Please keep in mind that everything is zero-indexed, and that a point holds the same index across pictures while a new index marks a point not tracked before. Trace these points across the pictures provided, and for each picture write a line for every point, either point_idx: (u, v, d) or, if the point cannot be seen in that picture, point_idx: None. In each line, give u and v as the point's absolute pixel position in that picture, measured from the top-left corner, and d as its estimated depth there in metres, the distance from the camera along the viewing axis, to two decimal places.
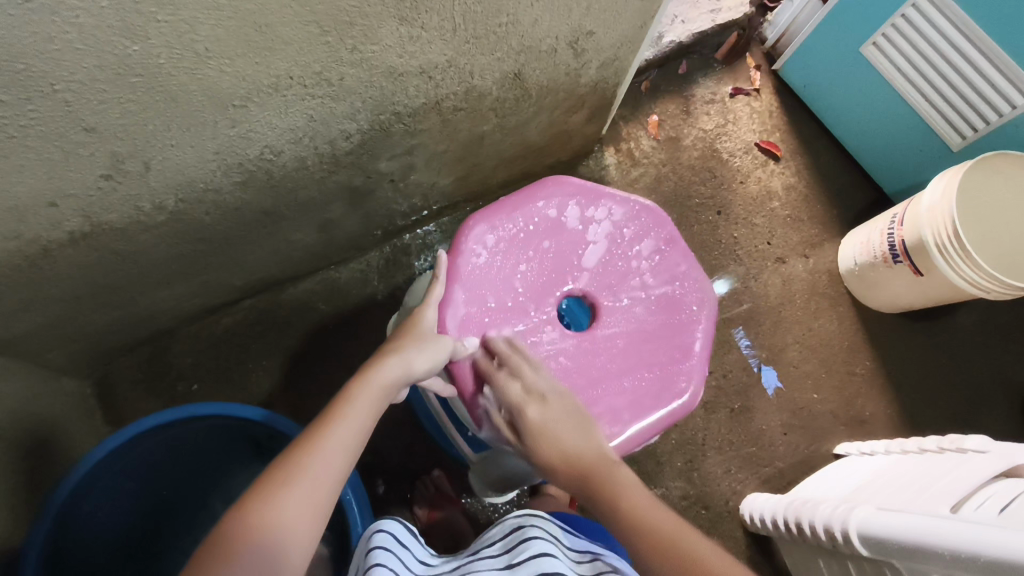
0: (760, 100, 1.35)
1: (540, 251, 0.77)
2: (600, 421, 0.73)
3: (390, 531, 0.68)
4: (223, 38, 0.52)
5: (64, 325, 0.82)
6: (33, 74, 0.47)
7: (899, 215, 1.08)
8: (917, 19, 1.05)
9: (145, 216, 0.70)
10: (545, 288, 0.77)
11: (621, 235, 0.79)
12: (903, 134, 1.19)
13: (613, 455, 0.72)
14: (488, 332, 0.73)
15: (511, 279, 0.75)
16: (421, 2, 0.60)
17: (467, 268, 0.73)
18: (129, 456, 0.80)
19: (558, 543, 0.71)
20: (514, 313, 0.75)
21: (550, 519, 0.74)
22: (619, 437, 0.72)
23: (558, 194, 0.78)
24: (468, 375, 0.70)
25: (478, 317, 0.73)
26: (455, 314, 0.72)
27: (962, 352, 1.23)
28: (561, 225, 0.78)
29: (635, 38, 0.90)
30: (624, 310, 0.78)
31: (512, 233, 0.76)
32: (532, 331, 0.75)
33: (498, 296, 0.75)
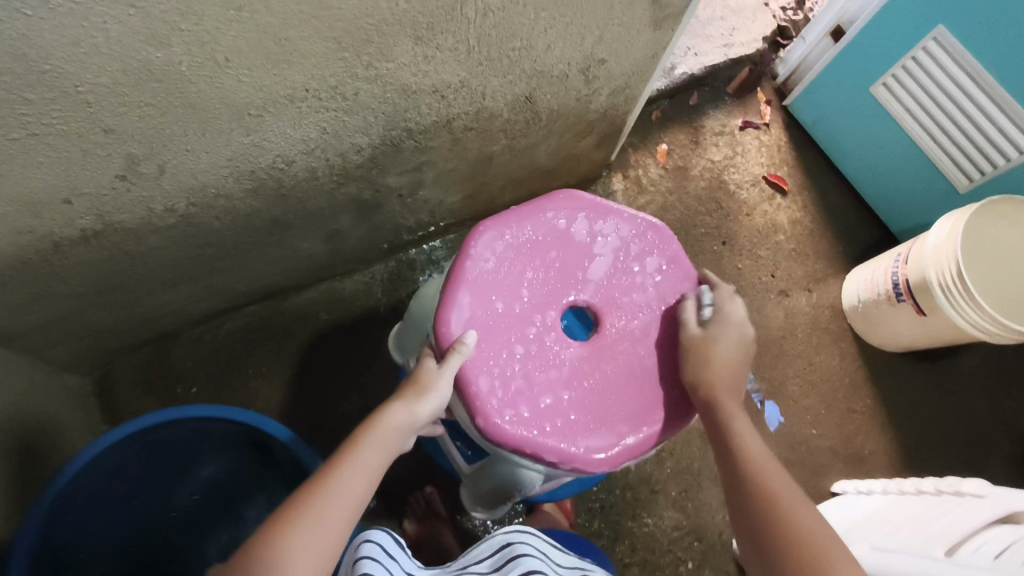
0: (769, 134, 1.36)
1: (547, 259, 0.77)
2: (599, 432, 0.72)
3: (381, 538, 0.68)
4: (243, 49, 0.54)
5: (69, 321, 0.83)
6: (58, 75, 0.48)
7: (903, 254, 1.08)
8: (927, 62, 1.06)
9: (156, 218, 0.71)
10: (550, 296, 0.76)
11: (628, 249, 0.79)
12: (911, 174, 1.20)
13: (607, 466, 0.71)
14: (491, 335, 0.73)
15: (517, 285, 0.75)
16: (437, 24, 0.62)
17: (473, 271, 0.74)
18: (125, 454, 0.80)
19: (549, 560, 0.71)
20: (518, 319, 0.74)
21: (539, 535, 0.74)
22: (614, 448, 0.71)
23: (567, 206, 0.78)
24: (470, 378, 0.70)
25: (482, 321, 0.73)
26: (460, 316, 0.72)
27: (964, 395, 1.22)
28: (569, 235, 0.78)
29: (645, 68, 0.92)
30: (628, 323, 0.77)
31: (520, 241, 0.76)
32: (535, 337, 0.74)
33: (503, 300, 0.75)
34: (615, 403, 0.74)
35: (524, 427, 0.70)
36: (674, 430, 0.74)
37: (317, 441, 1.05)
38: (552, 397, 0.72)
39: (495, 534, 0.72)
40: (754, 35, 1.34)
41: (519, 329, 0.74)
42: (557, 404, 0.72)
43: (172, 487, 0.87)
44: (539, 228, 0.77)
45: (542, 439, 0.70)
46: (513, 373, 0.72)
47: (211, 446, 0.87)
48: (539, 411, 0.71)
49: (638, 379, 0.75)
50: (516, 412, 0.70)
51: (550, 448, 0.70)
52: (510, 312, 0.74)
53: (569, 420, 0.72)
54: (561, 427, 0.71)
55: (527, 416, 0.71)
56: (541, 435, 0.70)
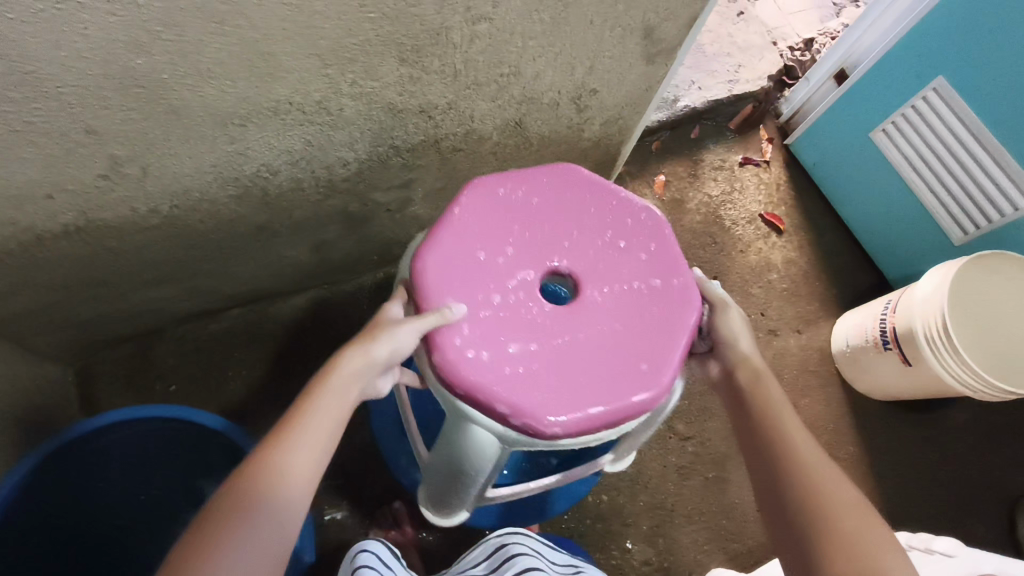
0: (769, 173, 1.36)
1: (532, 214, 0.72)
2: (561, 395, 0.62)
3: (376, 550, 0.73)
4: (226, 61, 0.55)
5: (51, 312, 0.84)
6: (40, 77, 0.50)
7: (893, 301, 1.07)
8: (926, 112, 1.06)
9: (139, 217, 0.72)
10: (529, 250, 0.69)
11: (620, 218, 0.73)
12: (906, 223, 1.20)
13: (562, 429, 0.61)
14: (464, 280, 0.66)
15: (499, 235, 0.70)
16: (423, 47, 0.63)
17: (457, 216, 0.70)
18: (92, 444, 0.78)
19: (543, 559, 0.78)
20: (491, 269, 0.67)
21: (534, 538, 0.82)
22: (573, 412, 0.61)
23: (561, 177, 0.74)
24: (442, 341, 0.62)
25: (458, 266, 0.67)
26: (433, 258, 0.67)
27: (950, 449, 1.20)
28: (562, 197, 0.73)
29: (639, 101, 0.93)
30: (612, 292, 0.68)
31: (509, 197, 0.72)
32: (509, 287, 0.67)
33: (483, 249, 0.68)
34: (584, 371, 0.64)
35: (477, 368, 0.62)
36: (646, 409, 0.63)
37: None
38: (516, 348, 0.64)
39: (491, 538, 0.82)
40: (760, 73, 1.36)
41: (493, 276, 0.67)
42: (519, 355, 0.63)
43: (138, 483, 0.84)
44: (528, 186, 0.73)
45: (496, 390, 0.61)
46: (479, 317, 0.64)
47: (180, 450, 0.83)
48: (497, 359, 0.63)
49: (614, 352, 0.65)
50: (472, 354, 0.62)
51: (502, 400, 0.61)
52: (486, 259, 0.68)
53: (528, 376, 0.63)
54: (517, 379, 0.62)
55: (483, 360, 0.62)
56: (493, 382, 0.61)
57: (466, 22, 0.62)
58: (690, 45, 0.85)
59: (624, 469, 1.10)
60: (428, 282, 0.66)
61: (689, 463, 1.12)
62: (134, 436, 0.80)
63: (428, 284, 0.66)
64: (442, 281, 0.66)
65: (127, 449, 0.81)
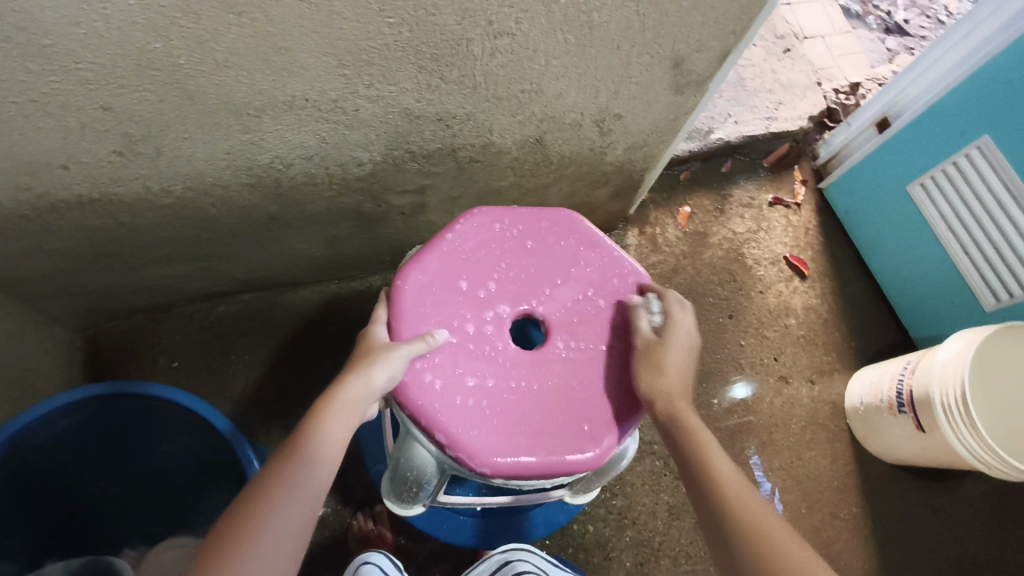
0: (799, 215, 1.33)
1: (520, 254, 0.74)
2: (500, 437, 0.64)
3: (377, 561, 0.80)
4: (243, 52, 0.56)
5: (62, 278, 0.86)
6: (58, 51, 0.51)
7: (912, 362, 1.03)
8: (967, 169, 1.02)
9: (151, 195, 0.73)
10: (507, 290, 0.72)
11: (603, 276, 0.75)
12: (937, 282, 1.15)
13: (491, 469, 0.63)
14: (441, 306, 0.69)
15: (486, 269, 0.72)
16: (443, 56, 0.63)
17: (449, 244, 0.72)
18: (110, 411, 0.76)
19: (547, 575, 0.79)
20: (468, 302, 0.70)
21: (539, 555, 0.82)
22: (509, 456, 0.63)
23: (561, 225, 0.76)
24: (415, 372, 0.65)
25: (439, 290, 0.70)
26: (417, 279, 0.70)
27: (960, 524, 1.14)
28: (554, 244, 0.76)
29: (665, 130, 0.91)
30: (575, 348, 0.71)
31: (504, 235, 0.74)
32: (480, 323, 0.69)
33: (467, 279, 0.71)
34: (529, 418, 0.66)
35: (427, 393, 0.64)
36: (582, 466, 0.65)
37: (281, 439, 1.06)
38: (473, 382, 0.66)
39: (495, 554, 0.82)
40: (800, 112, 1.32)
41: (468, 309, 0.70)
42: (472, 387, 0.66)
43: (116, 464, 0.81)
44: (522, 228, 0.75)
45: (443, 418, 0.64)
46: (445, 343, 0.67)
47: (166, 433, 0.78)
48: (448, 386, 0.65)
49: (561, 405, 0.67)
50: (426, 377, 0.65)
51: (443, 428, 0.63)
52: (466, 291, 0.71)
53: (474, 410, 0.65)
54: (462, 410, 0.65)
55: (434, 385, 0.65)
56: (439, 409, 0.64)
57: (488, 35, 0.62)
58: (722, 79, 0.83)
59: (612, 502, 1.07)
60: (406, 303, 0.68)
61: (680, 503, 1.08)
62: (122, 407, 0.75)
63: (406, 305, 0.68)
64: (421, 301, 0.69)
65: (112, 428, 0.78)
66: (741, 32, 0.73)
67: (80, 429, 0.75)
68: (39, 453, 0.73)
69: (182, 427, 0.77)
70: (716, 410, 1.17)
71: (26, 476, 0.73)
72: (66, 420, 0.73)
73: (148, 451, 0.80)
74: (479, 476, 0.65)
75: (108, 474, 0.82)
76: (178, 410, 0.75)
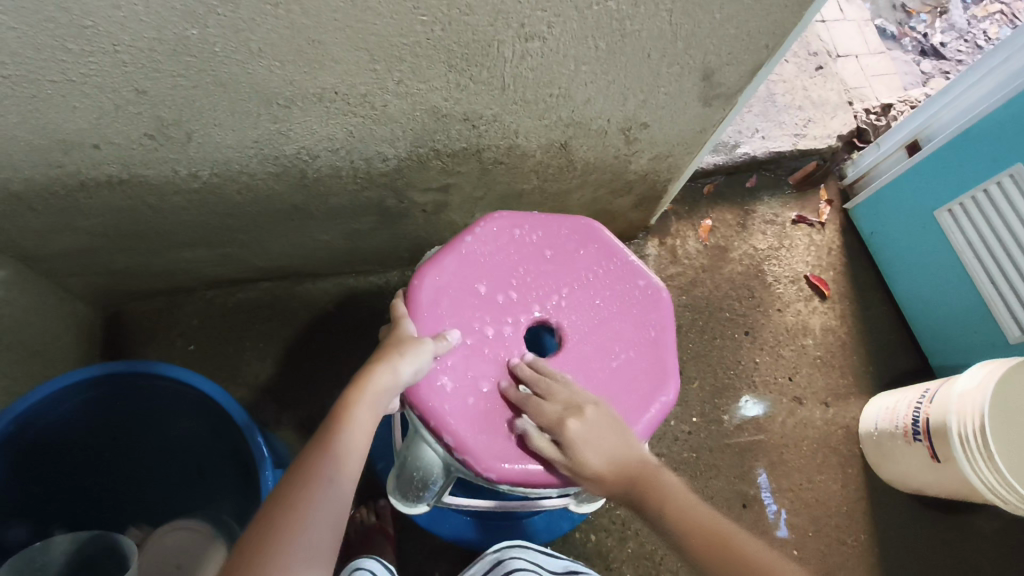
0: (822, 235, 1.31)
1: (538, 260, 0.74)
2: (509, 444, 0.64)
3: (370, 565, 0.78)
4: (276, 42, 0.56)
5: (88, 256, 0.88)
6: (98, 33, 0.52)
7: (931, 391, 1.01)
8: (998, 198, 1.00)
9: (179, 180, 0.74)
10: (523, 296, 0.72)
11: (617, 286, 0.75)
12: (960, 311, 1.13)
13: (499, 475, 0.63)
14: (456, 308, 0.69)
15: (503, 273, 0.72)
16: (473, 57, 0.63)
17: (468, 245, 0.72)
18: (133, 390, 0.77)
19: (540, 570, 0.78)
20: (484, 305, 0.70)
21: (531, 549, 0.82)
22: (518, 462, 0.63)
23: (580, 233, 0.77)
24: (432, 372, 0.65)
25: (456, 291, 0.70)
26: (435, 280, 0.69)
27: (970, 558, 1.12)
28: (572, 253, 0.76)
29: (691, 142, 0.91)
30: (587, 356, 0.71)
31: (523, 240, 0.74)
32: (496, 327, 0.70)
33: (483, 283, 0.71)
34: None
35: (438, 395, 0.64)
36: None
37: (291, 428, 1.06)
38: (487, 385, 0.67)
39: (488, 553, 0.81)
40: (830, 131, 1.31)
41: (484, 313, 0.70)
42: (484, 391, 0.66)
43: (124, 441, 0.82)
44: (541, 234, 0.75)
45: (453, 420, 0.64)
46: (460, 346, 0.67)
47: (175, 413, 0.79)
48: (459, 388, 0.66)
49: None
50: (439, 379, 0.65)
51: (452, 430, 0.63)
52: (483, 294, 0.71)
53: (484, 414, 0.65)
54: (473, 413, 0.65)
55: (446, 387, 0.65)
56: (449, 411, 0.64)
57: (519, 38, 0.62)
58: (751, 94, 0.83)
59: (616, 513, 1.07)
60: (422, 302, 0.68)
61: None
62: (133, 384, 0.75)
63: (422, 304, 0.68)
64: (438, 302, 0.69)
65: (124, 404, 0.78)
66: (774, 47, 0.72)
67: (92, 403, 0.76)
68: (51, 426, 0.74)
69: (191, 409, 0.77)
70: (726, 427, 1.15)
71: (38, 448, 0.74)
72: (79, 394, 0.74)
73: (156, 429, 0.81)
74: (485, 482, 0.65)
75: (118, 451, 0.82)
76: (187, 391, 0.75)
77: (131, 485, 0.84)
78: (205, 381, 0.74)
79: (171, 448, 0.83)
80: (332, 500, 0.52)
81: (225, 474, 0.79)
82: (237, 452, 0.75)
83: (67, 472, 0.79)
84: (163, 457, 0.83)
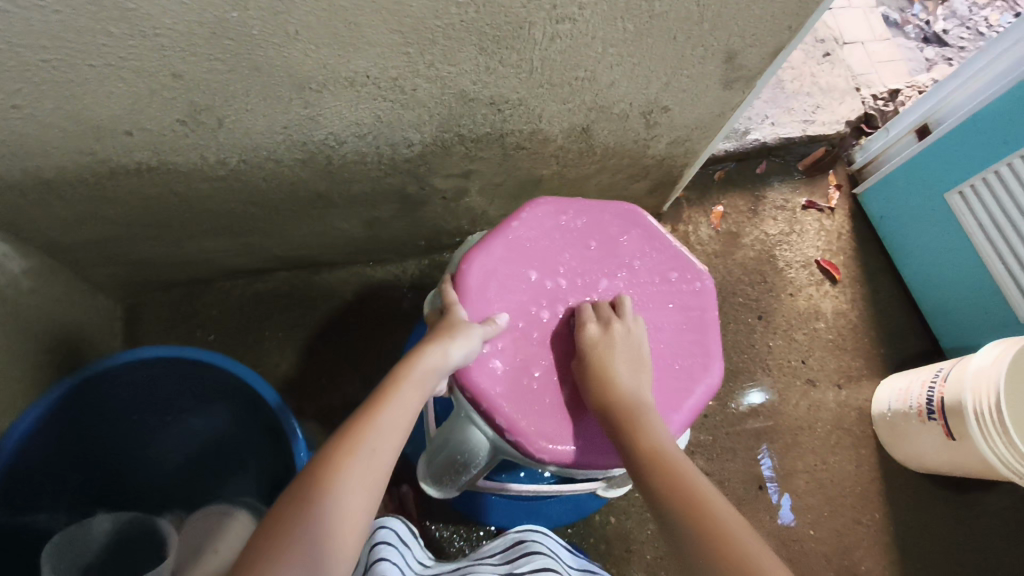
0: (832, 220, 1.32)
1: (582, 247, 0.76)
2: (558, 426, 0.67)
3: (394, 526, 0.78)
4: (313, 25, 0.57)
5: (111, 246, 0.88)
6: (139, 16, 0.52)
7: (944, 369, 1.03)
8: (1009, 179, 1.02)
9: (207, 167, 0.75)
10: (569, 283, 0.74)
11: (657, 273, 0.78)
12: (970, 291, 1.14)
13: (549, 457, 0.66)
14: (506, 292, 0.71)
15: (550, 259, 0.74)
16: (504, 39, 0.64)
17: (514, 231, 0.73)
18: (175, 376, 0.77)
19: (559, 560, 0.77)
20: (533, 290, 0.72)
21: (552, 538, 0.81)
22: (567, 445, 0.66)
23: (625, 220, 0.79)
24: (483, 355, 0.67)
25: (505, 276, 0.72)
26: (484, 264, 0.71)
27: (983, 535, 1.14)
28: (615, 239, 0.78)
29: (708, 125, 0.91)
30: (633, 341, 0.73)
31: (569, 225, 0.76)
32: (544, 312, 0.72)
33: (531, 268, 0.73)
34: (587, 411, 0.69)
35: (491, 378, 0.66)
36: None
37: (313, 415, 1.07)
38: (537, 370, 0.69)
39: (508, 531, 0.81)
40: (838, 117, 1.32)
41: (532, 298, 0.72)
42: (533, 375, 0.69)
43: (158, 427, 0.83)
44: (585, 220, 0.77)
45: (503, 403, 0.66)
46: (510, 331, 0.69)
47: (210, 401, 0.80)
48: (510, 372, 0.68)
49: None
50: (490, 363, 0.67)
51: (504, 413, 0.66)
52: (531, 279, 0.73)
53: (534, 397, 0.68)
54: (523, 395, 0.67)
55: (498, 372, 0.67)
56: (502, 393, 0.66)
57: (551, 19, 0.62)
58: (770, 77, 0.83)
59: (635, 495, 1.08)
60: (471, 287, 0.69)
61: None
62: (173, 370, 0.76)
63: (471, 288, 0.70)
64: (488, 286, 0.70)
65: (166, 388, 0.79)
66: (796, 29, 0.73)
67: (130, 388, 0.77)
68: (90, 408, 0.75)
69: (228, 396, 0.78)
70: (741, 411, 1.17)
71: (76, 430, 0.75)
72: (122, 376, 0.74)
73: (195, 414, 0.82)
74: (532, 464, 0.68)
75: (154, 435, 0.83)
76: (230, 381, 0.76)
77: (159, 470, 0.85)
78: (243, 368, 0.75)
79: (207, 434, 0.84)
80: (377, 465, 0.53)
81: (257, 461, 0.81)
82: (272, 437, 0.76)
83: (105, 451, 0.80)
84: (198, 443, 0.84)
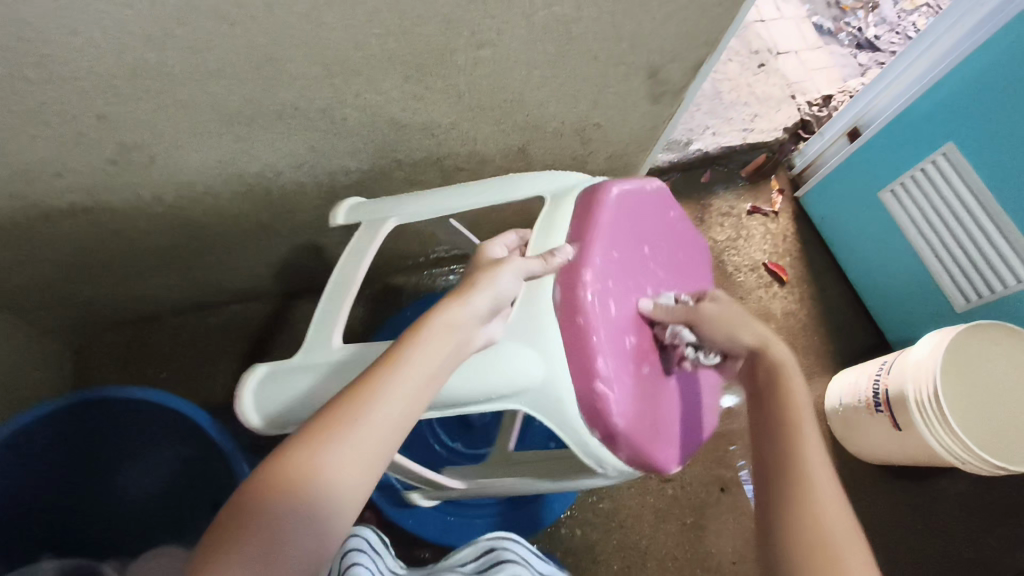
0: (777, 223, 1.36)
1: (666, 247, 0.79)
2: (637, 396, 0.65)
3: (367, 535, 0.78)
4: (234, 61, 0.58)
5: (54, 288, 0.87)
6: (55, 61, 0.53)
7: (888, 362, 1.06)
8: (934, 177, 1.06)
9: (144, 204, 0.75)
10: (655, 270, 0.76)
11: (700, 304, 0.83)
12: (908, 285, 1.19)
13: (624, 423, 0.62)
14: (624, 253, 0.70)
15: (650, 241, 0.76)
16: (426, 66, 0.66)
17: (643, 197, 0.74)
18: (154, 419, 0.77)
19: (529, 567, 0.77)
20: (639, 259, 0.73)
21: (524, 545, 0.81)
22: (635, 419, 0.64)
23: (687, 243, 0.84)
24: (590, 293, 0.63)
25: (627, 235, 0.71)
26: (617, 214, 0.69)
27: (940, 522, 1.17)
28: (681, 253, 0.82)
29: (644, 139, 0.95)
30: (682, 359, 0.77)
31: (668, 223, 0.79)
32: (639, 286, 0.72)
33: (641, 240, 0.74)
34: (649, 399, 0.68)
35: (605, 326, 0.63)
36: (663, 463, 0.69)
37: (271, 448, 1.06)
38: (628, 338, 0.67)
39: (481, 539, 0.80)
40: (775, 124, 1.37)
41: (635, 268, 0.72)
42: (627, 340, 0.67)
43: (109, 470, 0.81)
44: (676, 225, 0.81)
45: (606, 354, 0.62)
46: (618, 288, 0.68)
47: (161, 442, 0.79)
48: (614, 330, 0.65)
49: (664, 402, 0.71)
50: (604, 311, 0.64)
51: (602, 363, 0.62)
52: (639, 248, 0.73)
53: (624, 359, 0.65)
54: (619, 354, 0.65)
55: (608, 322, 0.64)
56: (608, 346, 0.63)
57: (472, 45, 0.64)
58: (697, 90, 0.87)
59: (599, 505, 1.09)
60: (603, 224, 0.67)
61: (666, 506, 1.10)
62: (123, 410, 0.75)
63: (603, 225, 0.67)
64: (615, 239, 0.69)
65: (144, 429, 0.78)
66: (712, 44, 0.76)
67: (93, 426, 0.76)
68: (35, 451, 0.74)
69: (178, 437, 0.77)
70: None
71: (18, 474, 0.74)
72: (107, 409, 0.75)
73: (164, 460, 0.81)
74: (583, 425, 0.62)
75: (120, 474, 0.82)
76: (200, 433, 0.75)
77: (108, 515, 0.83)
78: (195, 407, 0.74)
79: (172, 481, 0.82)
80: (391, 417, 0.48)
81: (208, 503, 0.80)
82: (222, 478, 0.75)
83: (71, 482, 0.80)
84: (159, 489, 0.83)
